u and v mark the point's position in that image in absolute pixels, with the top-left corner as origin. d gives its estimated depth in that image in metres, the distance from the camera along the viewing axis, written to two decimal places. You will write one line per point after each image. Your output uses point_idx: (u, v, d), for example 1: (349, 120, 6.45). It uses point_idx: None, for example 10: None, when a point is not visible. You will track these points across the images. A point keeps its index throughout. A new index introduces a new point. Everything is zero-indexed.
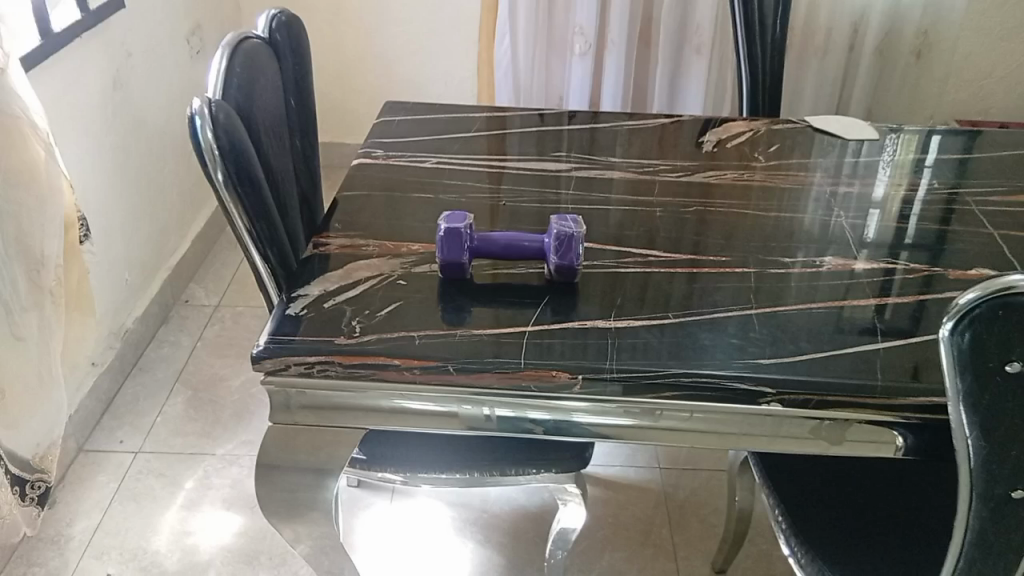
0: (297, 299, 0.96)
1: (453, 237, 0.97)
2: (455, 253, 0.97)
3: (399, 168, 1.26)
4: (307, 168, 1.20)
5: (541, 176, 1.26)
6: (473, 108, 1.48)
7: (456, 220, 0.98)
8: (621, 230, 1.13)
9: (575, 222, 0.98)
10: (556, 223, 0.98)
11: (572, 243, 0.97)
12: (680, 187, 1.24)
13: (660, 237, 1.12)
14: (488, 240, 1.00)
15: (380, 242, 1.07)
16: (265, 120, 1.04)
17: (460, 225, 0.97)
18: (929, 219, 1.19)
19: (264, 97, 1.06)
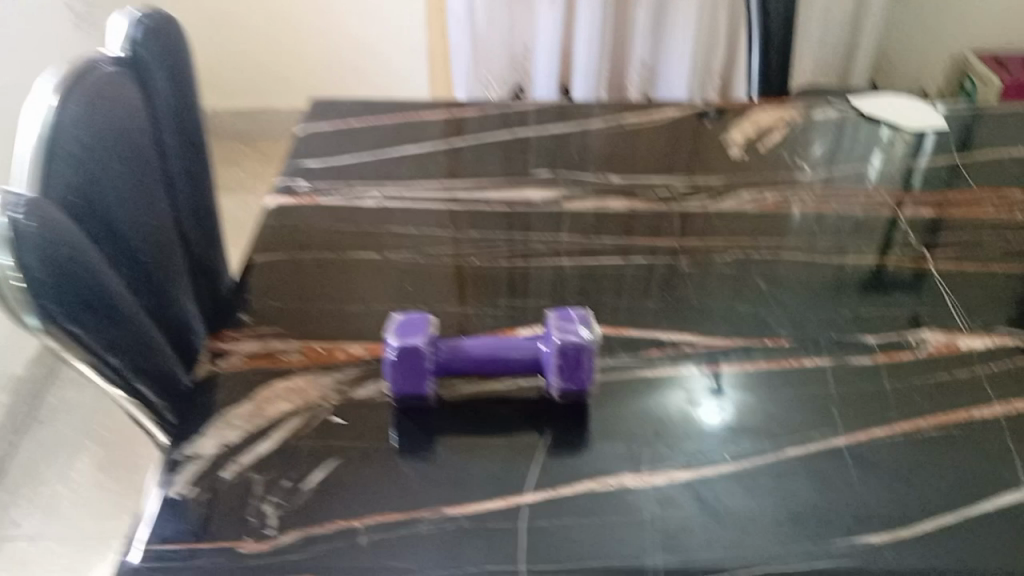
0: (186, 463, 0.66)
1: (409, 357, 0.66)
2: (414, 379, 0.67)
3: (333, 212, 0.93)
4: (202, 224, 0.87)
5: (523, 211, 0.94)
6: (426, 104, 1.15)
7: (413, 329, 0.67)
8: (640, 295, 0.82)
9: (582, 323, 0.69)
10: (556, 326, 0.68)
11: (582, 356, 0.67)
12: (711, 217, 0.93)
13: (695, 303, 0.82)
14: (459, 353, 0.69)
15: (306, 345, 0.76)
16: (126, 189, 0.72)
17: (419, 340, 0.66)
18: (1009, 250, 0.89)
19: (127, 152, 0.72)
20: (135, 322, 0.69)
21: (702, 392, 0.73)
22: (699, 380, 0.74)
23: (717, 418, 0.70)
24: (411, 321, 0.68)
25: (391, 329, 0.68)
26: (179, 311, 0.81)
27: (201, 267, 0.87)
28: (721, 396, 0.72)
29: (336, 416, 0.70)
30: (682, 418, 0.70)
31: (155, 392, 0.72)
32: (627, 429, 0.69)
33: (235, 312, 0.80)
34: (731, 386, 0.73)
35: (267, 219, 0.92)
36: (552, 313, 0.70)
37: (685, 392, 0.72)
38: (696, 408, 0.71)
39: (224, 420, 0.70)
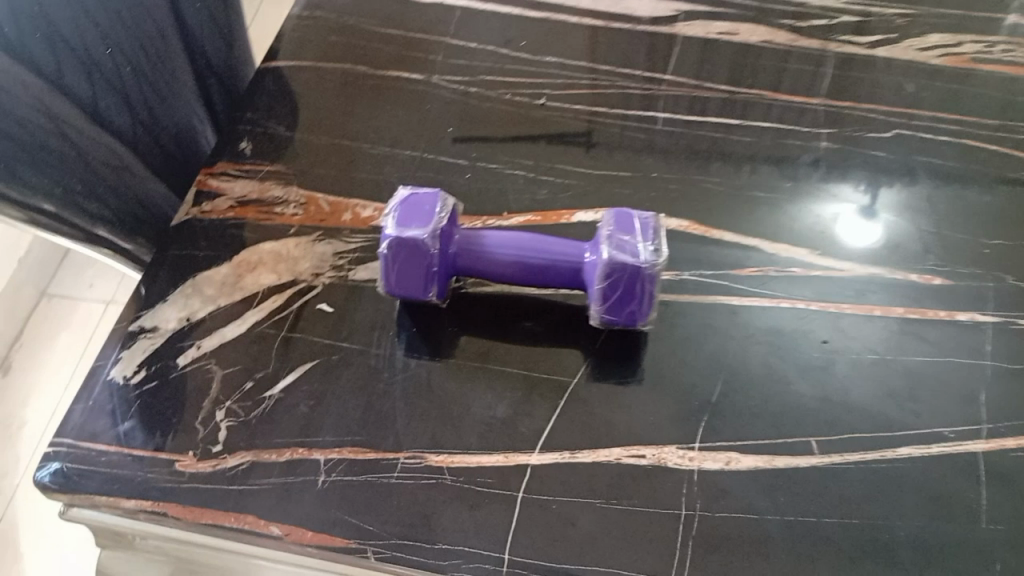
0: (138, 338, 0.54)
1: (407, 253, 0.51)
2: (413, 280, 0.52)
3: (378, 11, 0.73)
4: (217, 10, 0.69)
5: (621, 35, 0.71)
6: None
7: (418, 215, 0.51)
8: (749, 183, 0.62)
9: (646, 235, 0.50)
10: (608, 236, 0.50)
11: (636, 284, 0.49)
12: (877, 70, 0.68)
13: (823, 191, 0.61)
14: (478, 251, 0.53)
15: (306, 198, 0.61)
16: None
17: (422, 234, 0.50)
18: None
19: None
20: (72, 151, 0.55)
21: (854, 210, 0.60)
22: (853, 194, 0.61)
23: (863, 242, 0.58)
24: (417, 203, 0.52)
25: (390, 212, 0.52)
26: (169, 125, 0.65)
27: (212, 66, 0.70)
28: (875, 220, 0.59)
29: (323, 303, 0.56)
30: (821, 233, 0.59)
31: (113, 235, 0.59)
32: (752, 232, 0.59)
33: (235, 139, 0.65)
34: (889, 209, 0.60)
35: (295, 9, 0.73)
36: (608, 215, 0.51)
37: (832, 207, 0.60)
38: (840, 227, 0.59)
39: (193, 286, 0.57)
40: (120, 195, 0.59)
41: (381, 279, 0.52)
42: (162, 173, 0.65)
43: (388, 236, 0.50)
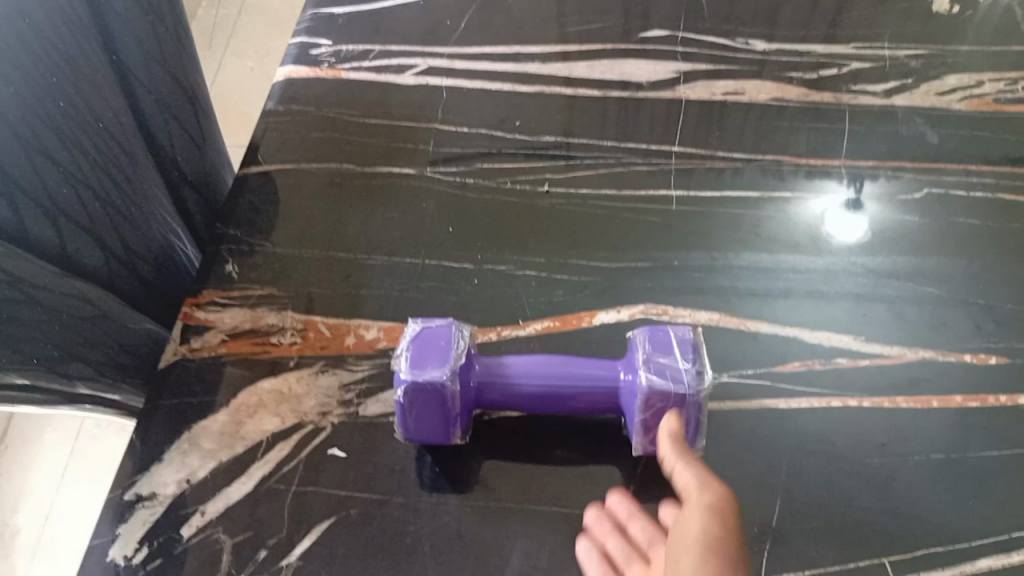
0: (135, 508, 0.50)
1: (424, 399, 0.46)
2: (433, 423, 0.47)
3: (358, 98, 0.68)
4: (181, 118, 0.64)
5: (620, 104, 0.66)
6: None
7: (433, 354, 0.46)
8: (760, 236, 0.59)
9: (686, 354, 0.46)
10: (645, 360, 0.46)
11: (681, 412, 0.45)
12: (895, 122, 0.64)
13: (804, 186, 0.61)
14: (501, 386, 0.48)
15: (303, 324, 0.56)
16: (34, 127, 0.47)
17: (439, 377, 0.45)
18: None
19: (33, 74, 0.46)
20: (41, 309, 0.50)
21: (839, 203, 0.60)
22: (837, 189, 0.61)
23: (849, 236, 0.58)
24: (431, 340, 0.47)
25: (401, 352, 0.47)
26: (145, 252, 0.60)
27: (184, 176, 0.65)
28: (860, 212, 0.59)
29: (334, 448, 0.51)
30: (807, 233, 0.58)
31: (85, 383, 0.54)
32: (757, 270, 0.57)
33: (217, 259, 0.60)
34: (873, 200, 0.60)
35: (269, 104, 0.68)
36: (642, 334, 0.47)
37: (817, 202, 0.60)
38: (826, 222, 0.59)
39: (188, 439, 0.52)
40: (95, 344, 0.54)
41: (397, 426, 0.48)
42: (138, 303, 0.59)
43: (402, 382, 0.46)
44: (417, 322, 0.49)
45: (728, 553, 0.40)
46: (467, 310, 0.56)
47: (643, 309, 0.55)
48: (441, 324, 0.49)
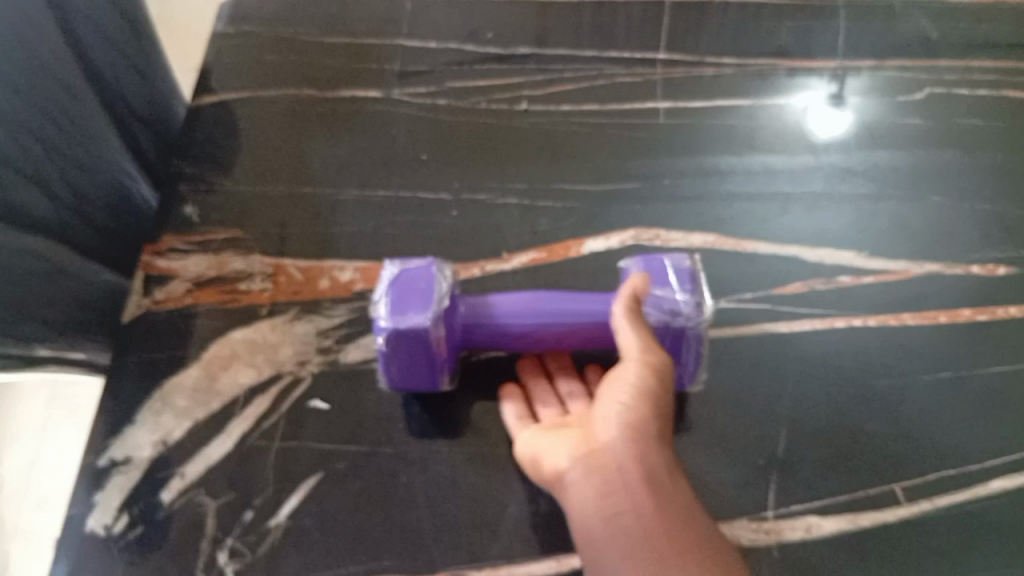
0: (111, 475, 0.47)
1: (406, 346, 0.43)
2: (418, 368, 0.44)
3: (314, 16, 0.63)
4: (122, 47, 0.58)
5: (599, 9, 0.61)
6: None
7: (412, 297, 0.43)
8: (743, 138, 0.56)
9: (685, 284, 0.43)
10: (640, 293, 0.43)
11: (682, 344, 0.42)
12: (893, 17, 0.59)
13: (784, 83, 0.58)
14: (488, 328, 0.45)
15: (273, 268, 0.53)
16: None
17: (421, 322, 0.42)
18: None
19: None
20: None
21: (823, 99, 0.57)
22: (820, 84, 0.58)
23: (831, 133, 0.56)
24: (409, 282, 0.44)
25: (378, 297, 0.44)
26: (96, 198, 0.56)
27: (133, 111, 0.60)
28: (845, 108, 0.57)
29: (316, 399, 0.48)
30: (790, 132, 0.56)
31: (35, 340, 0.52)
32: (753, 186, 0.54)
33: (174, 202, 0.56)
34: (859, 95, 0.57)
35: (217, 27, 0.63)
36: (637, 264, 0.44)
37: (799, 98, 0.57)
38: (808, 117, 0.56)
39: (160, 399, 0.49)
40: (42, 301, 0.51)
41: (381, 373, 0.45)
42: (95, 253, 0.55)
43: (381, 330, 0.42)
44: (394, 262, 0.45)
45: (659, 411, 0.39)
46: (448, 244, 0.53)
47: (634, 234, 0.52)
48: (421, 262, 0.45)
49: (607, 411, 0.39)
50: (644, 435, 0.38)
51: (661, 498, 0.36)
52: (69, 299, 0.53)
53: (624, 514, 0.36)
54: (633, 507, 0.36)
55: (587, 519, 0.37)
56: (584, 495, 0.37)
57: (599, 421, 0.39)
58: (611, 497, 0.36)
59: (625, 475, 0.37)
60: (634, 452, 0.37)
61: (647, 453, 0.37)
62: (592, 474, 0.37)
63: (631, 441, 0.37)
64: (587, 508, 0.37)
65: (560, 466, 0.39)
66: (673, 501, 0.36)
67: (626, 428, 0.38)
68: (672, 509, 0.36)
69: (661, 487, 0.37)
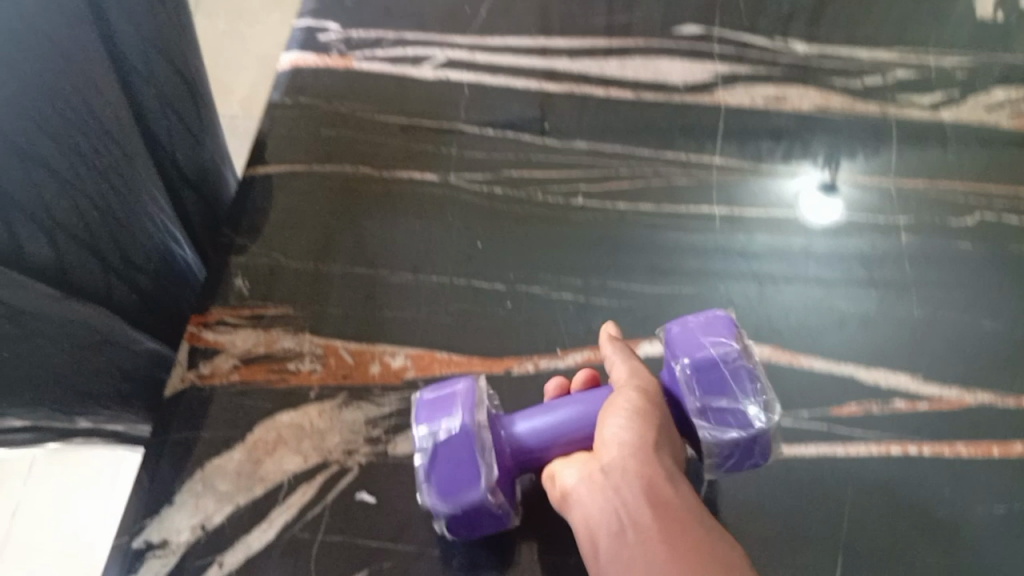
0: (146, 558, 0.46)
1: (469, 515, 0.42)
2: (481, 519, 0.44)
3: (373, 93, 0.63)
4: (181, 107, 0.58)
5: (657, 108, 0.62)
6: None
7: (460, 476, 0.41)
8: (741, 217, 0.57)
9: (743, 391, 0.42)
10: (699, 414, 0.42)
11: (753, 449, 0.42)
12: (943, 141, 0.60)
13: (780, 167, 0.60)
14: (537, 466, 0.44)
15: (324, 349, 0.52)
16: (23, 131, 0.43)
17: (482, 499, 0.41)
18: None
19: (24, 73, 0.41)
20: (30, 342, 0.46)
21: (815, 186, 0.59)
22: (813, 171, 0.60)
23: (819, 218, 0.57)
24: (449, 453, 0.42)
25: (422, 475, 0.42)
26: (144, 262, 0.55)
27: (182, 174, 0.59)
28: (836, 196, 0.58)
29: (362, 492, 0.47)
30: (786, 215, 0.58)
31: (67, 402, 0.51)
32: (807, 299, 0.54)
33: (226, 273, 0.55)
34: (851, 182, 0.59)
35: (274, 96, 0.63)
36: (687, 375, 0.42)
37: (793, 182, 0.59)
38: (800, 204, 0.58)
39: (202, 479, 0.48)
40: (82, 366, 0.50)
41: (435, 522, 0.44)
42: (137, 318, 0.54)
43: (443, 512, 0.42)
44: (419, 420, 0.43)
45: (662, 436, 0.39)
46: (500, 338, 0.53)
47: None
48: (451, 417, 0.42)
49: (609, 437, 0.39)
50: (645, 450, 0.38)
51: (662, 515, 0.35)
52: (104, 363, 0.52)
53: (628, 529, 0.35)
54: (634, 523, 0.35)
55: (594, 539, 0.36)
56: (588, 514, 0.37)
57: (603, 444, 0.39)
58: (613, 515, 0.36)
59: (624, 489, 0.36)
60: (636, 467, 0.37)
61: (647, 469, 0.37)
62: (597, 492, 0.37)
63: (632, 458, 0.37)
64: (593, 530, 0.37)
65: (567, 483, 0.39)
66: (678, 518, 0.35)
67: (625, 447, 0.38)
68: (678, 528, 0.35)
69: (663, 500, 0.36)
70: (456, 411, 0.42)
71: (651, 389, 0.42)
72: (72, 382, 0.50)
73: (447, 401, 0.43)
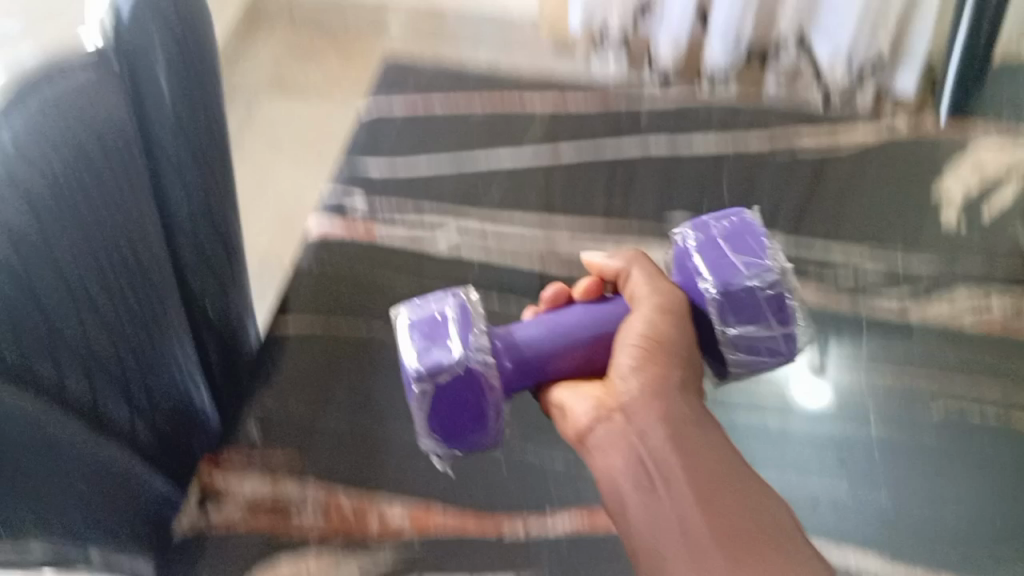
0: None
1: (444, 390, 0.48)
2: (458, 412, 0.49)
3: (390, 258, 0.69)
4: (218, 265, 0.64)
5: None
6: (535, 94, 0.86)
7: (436, 341, 0.48)
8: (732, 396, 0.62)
9: (772, 315, 0.51)
10: (728, 337, 0.51)
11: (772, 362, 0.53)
12: (910, 337, 0.66)
13: None
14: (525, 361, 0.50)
15: (326, 500, 0.55)
16: (88, 273, 0.49)
17: (451, 364, 0.47)
18: None
19: (91, 216, 0.49)
20: (65, 476, 0.49)
21: (807, 367, 0.64)
22: (806, 353, 0.65)
23: (807, 399, 0.62)
24: (432, 328, 0.49)
25: (406, 344, 0.49)
26: (168, 406, 0.59)
27: (212, 326, 0.65)
28: (825, 378, 0.63)
29: None
30: (777, 395, 0.62)
31: (88, 539, 0.53)
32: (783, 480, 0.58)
33: (241, 423, 0.59)
34: (838, 367, 0.64)
35: (302, 261, 0.69)
36: (719, 300, 0.50)
37: (787, 361, 0.64)
38: (793, 383, 0.63)
39: None
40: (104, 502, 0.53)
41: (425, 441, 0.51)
42: (154, 459, 0.58)
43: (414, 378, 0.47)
44: (413, 307, 0.51)
45: (675, 368, 0.46)
46: (493, 498, 0.56)
47: None
48: (451, 349, 0.48)
49: (624, 374, 0.46)
50: (660, 387, 0.45)
51: (683, 456, 0.43)
52: (121, 500, 0.55)
53: (653, 478, 0.43)
54: (658, 471, 0.43)
55: (619, 483, 0.44)
56: (612, 460, 0.45)
57: (619, 381, 0.46)
58: (637, 461, 0.44)
59: (645, 436, 0.44)
60: (655, 410, 0.45)
61: (661, 408, 0.45)
62: (619, 437, 0.45)
63: (649, 400, 0.45)
64: (619, 474, 0.44)
65: (587, 416, 0.47)
66: (695, 460, 0.43)
67: (641, 388, 0.45)
68: (700, 471, 0.43)
69: (682, 442, 0.44)
70: (455, 343, 0.48)
71: (670, 309, 0.48)
72: (95, 519, 0.53)
73: (446, 328, 0.49)
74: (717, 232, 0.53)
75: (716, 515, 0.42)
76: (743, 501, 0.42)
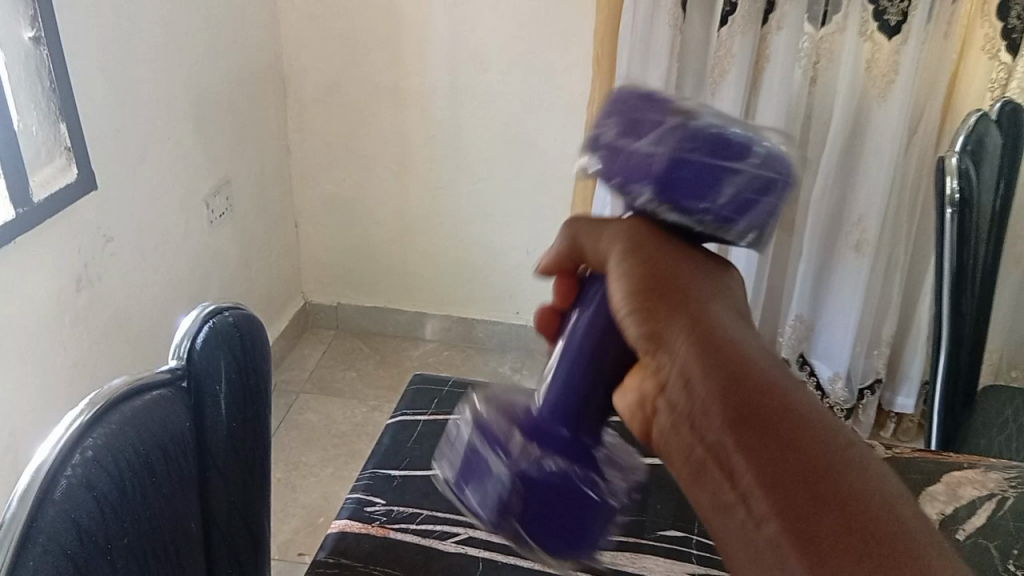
0: None
1: (524, 503, 0.52)
2: (552, 504, 0.52)
3: (400, 560, 0.73)
4: (241, 562, 0.71)
5: None
6: None
7: (480, 481, 0.54)
8: None
9: (725, 160, 0.48)
10: (713, 220, 0.49)
11: (769, 194, 0.48)
12: None
13: None
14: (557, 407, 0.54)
15: None
16: (130, 563, 0.56)
17: (502, 492, 0.52)
18: None
19: (141, 507, 0.57)
20: None
21: None
22: None
23: None
24: (471, 466, 0.55)
25: (468, 496, 0.55)
26: None
27: None
28: None
29: None
30: None
31: None
32: None
33: None
34: None
35: (321, 554, 0.74)
36: (663, 198, 0.49)
37: None
38: None
39: None
40: None
41: (576, 561, 0.55)
42: None
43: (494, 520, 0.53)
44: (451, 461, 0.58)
45: (698, 316, 0.45)
46: None
47: None
48: (492, 477, 0.53)
49: (645, 348, 0.46)
50: (690, 346, 0.44)
51: (727, 410, 0.40)
52: None
53: (711, 470, 0.40)
54: (706, 456, 0.40)
55: (690, 487, 0.41)
56: (677, 457, 0.42)
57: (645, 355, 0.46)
58: (691, 451, 0.41)
59: (686, 416, 0.42)
60: (683, 375, 0.43)
61: (685, 368, 0.43)
62: (669, 426, 0.43)
63: (679, 371, 0.43)
64: (687, 475, 0.41)
65: (637, 395, 0.46)
66: (734, 412, 0.40)
67: (665, 353, 0.44)
68: (745, 428, 0.39)
69: (719, 400, 0.40)
70: (491, 472, 0.53)
71: (638, 244, 0.50)
72: None
73: (481, 464, 0.54)
74: (604, 134, 0.52)
75: (783, 470, 0.37)
76: (823, 456, 0.37)
